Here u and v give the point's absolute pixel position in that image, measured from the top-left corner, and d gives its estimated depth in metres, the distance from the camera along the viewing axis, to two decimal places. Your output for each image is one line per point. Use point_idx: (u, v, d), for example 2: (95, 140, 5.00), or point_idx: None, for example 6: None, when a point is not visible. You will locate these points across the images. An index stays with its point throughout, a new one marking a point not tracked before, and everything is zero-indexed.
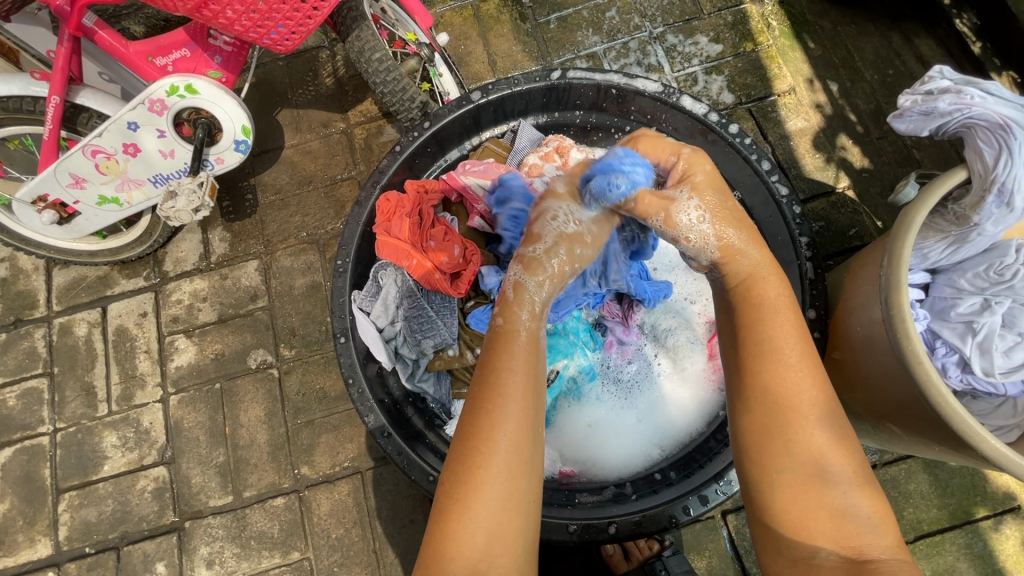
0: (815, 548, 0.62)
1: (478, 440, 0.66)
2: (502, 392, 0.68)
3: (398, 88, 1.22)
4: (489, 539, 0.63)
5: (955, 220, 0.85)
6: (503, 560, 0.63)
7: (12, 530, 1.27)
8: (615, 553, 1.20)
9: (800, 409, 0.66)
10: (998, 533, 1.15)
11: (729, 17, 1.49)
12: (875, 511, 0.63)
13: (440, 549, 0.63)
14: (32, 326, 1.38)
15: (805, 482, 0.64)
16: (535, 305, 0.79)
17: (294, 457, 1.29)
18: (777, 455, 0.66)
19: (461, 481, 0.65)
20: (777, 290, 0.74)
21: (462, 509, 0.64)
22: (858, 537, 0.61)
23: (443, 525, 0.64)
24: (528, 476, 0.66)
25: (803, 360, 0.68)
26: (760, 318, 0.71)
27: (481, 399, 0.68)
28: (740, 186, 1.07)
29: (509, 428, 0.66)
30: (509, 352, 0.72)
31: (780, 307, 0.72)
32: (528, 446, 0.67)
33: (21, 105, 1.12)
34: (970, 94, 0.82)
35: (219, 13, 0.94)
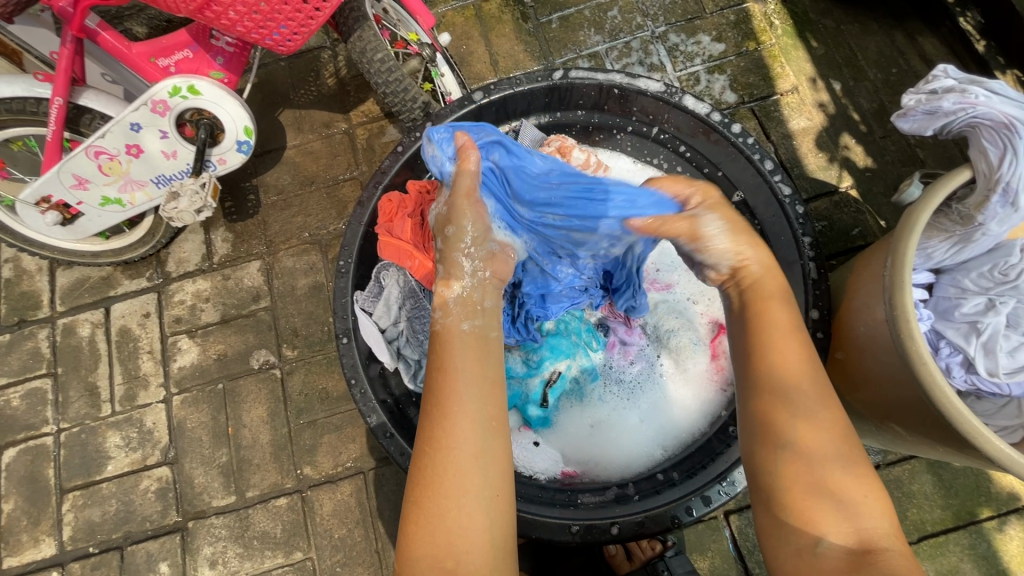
0: (815, 537, 0.61)
1: (428, 439, 0.67)
2: (447, 390, 0.69)
3: (400, 89, 1.22)
4: (460, 532, 0.63)
5: (960, 220, 0.85)
6: (471, 556, 0.62)
7: (16, 530, 1.28)
8: (618, 553, 1.21)
9: (784, 390, 0.67)
10: (1003, 533, 1.15)
11: (731, 16, 1.49)
12: (869, 494, 0.62)
13: (408, 552, 0.64)
14: (36, 327, 1.38)
15: (801, 467, 0.63)
16: (445, 301, 0.83)
17: (297, 457, 1.29)
18: (775, 440, 0.66)
19: (419, 481, 0.66)
20: (778, 287, 0.76)
21: (422, 509, 0.65)
22: (860, 523, 0.60)
23: (408, 527, 0.65)
24: (484, 467, 0.66)
25: (796, 345, 0.70)
26: (759, 309, 0.74)
27: (427, 399, 0.70)
28: (743, 186, 1.07)
29: (460, 420, 0.67)
30: (447, 348, 0.75)
31: (775, 301, 0.74)
32: (483, 436, 0.67)
33: (25, 106, 1.13)
34: (974, 93, 0.81)
35: (221, 15, 0.94)
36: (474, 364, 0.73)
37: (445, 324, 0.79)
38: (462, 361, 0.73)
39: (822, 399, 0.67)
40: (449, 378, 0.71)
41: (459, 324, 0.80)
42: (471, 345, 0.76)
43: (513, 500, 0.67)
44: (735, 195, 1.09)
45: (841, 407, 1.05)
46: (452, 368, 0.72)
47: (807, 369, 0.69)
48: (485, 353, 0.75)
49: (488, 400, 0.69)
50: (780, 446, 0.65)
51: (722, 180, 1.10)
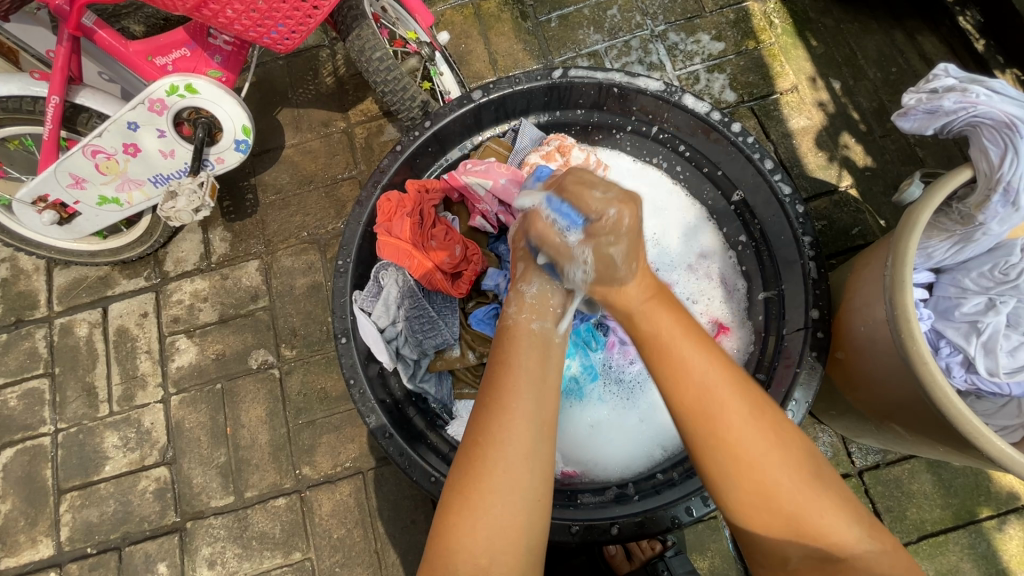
0: (786, 552, 0.64)
1: (483, 433, 0.67)
2: (507, 388, 0.69)
3: (399, 88, 1.22)
4: (496, 533, 0.63)
5: (960, 219, 0.85)
6: (504, 557, 0.62)
7: (13, 531, 1.27)
8: (617, 553, 1.21)
9: (712, 432, 0.65)
10: (1002, 533, 1.15)
11: (731, 15, 1.49)
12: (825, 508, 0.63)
13: (446, 544, 0.63)
14: (33, 327, 1.38)
15: (751, 491, 0.64)
16: (523, 299, 0.82)
17: (295, 457, 1.29)
18: (718, 470, 0.65)
19: (466, 472, 0.66)
20: (671, 323, 0.72)
21: (467, 500, 0.64)
22: (823, 535, 0.62)
23: (448, 517, 0.64)
24: (533, 469, 0.66)
25: (714, 377, 0.67)
26: (662, 349, 0.71)
27: (486, 394, 0.70)
28: (744, 186, 1.08)
29: (517, 420, 0.67)
30: (508, 346, 0.76)
31: (675, 339, 0.71)
32: (539, 439, 0.67)
33: (21, 105, 1.12)
34: (975, 92, 0.81)
35: (219, 13, 0.94)
36: (537, 366, 0.73)
37: (517, 320, 0.79)
38: (527, 362, 0.73)
39: (752, 429, 0.65)
40: (512, 377, 0.71)
41: (530, 324, 0.78)
42: (537, 346, 0.76)
43: (548, 508, 0.66)
44: (735, 193, 1.11)
45: (840, 407, 1.06)
46: (517, 368, 0.72)
47: (728, 400, 0.66)
48: (549, 357, 0.75)
49: (545, 405, 0.69)
50: (724, 476, 0.65)
51: (722, 179, 1.13)
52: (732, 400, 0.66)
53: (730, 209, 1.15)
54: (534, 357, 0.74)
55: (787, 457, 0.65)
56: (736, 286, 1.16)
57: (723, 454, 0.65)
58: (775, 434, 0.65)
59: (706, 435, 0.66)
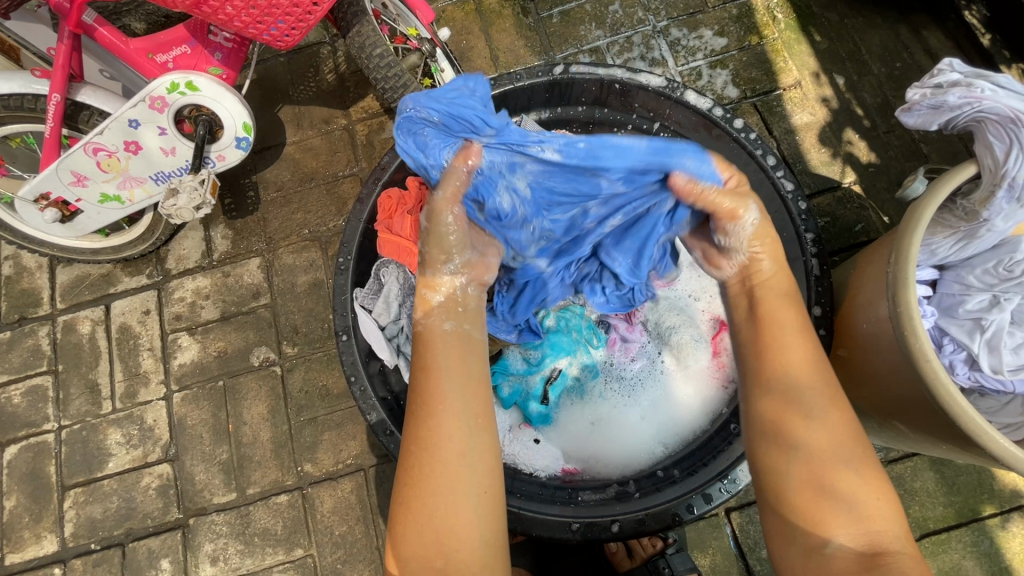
0: (828, 537, 0.60)
1: (414, 439, 0.66)
2: (433, 390, 0.67)
3: (399, 84, 1.20)
4: (441, 534, 0.62)
5: (964, 216, 0.84)
6: (460, 553, 0.62)
7: (17, 527, 1.28)
8: (618, 550, 1.20)
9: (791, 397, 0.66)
10: (1005, 531, 1.14)
11: (734, 10, 1.48)
12: (879, 494, 0.62)
13: (398, 551, 0.64)
14: (36, 324, 1.38)
15: (810, 475, 0.62)
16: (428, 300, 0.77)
17: (297, 454, 1.29)
18: (779, 454, 0.65)
19: (405, 481, 0.65)
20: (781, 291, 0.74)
21: (409, 507, 0.64)
22: (871, 524, 0.60)
23: (397, 526, 0.65)
24: (468, 467, 0.64)
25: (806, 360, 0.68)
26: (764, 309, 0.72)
27: (412, 402, 0.68)
28: (747, 181, 1.06)
29: (445, 423, 0.65)
30: (432, 347, 0.72)
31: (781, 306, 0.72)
32: (472, 437, 0.66)
33: (22, 102, 1.12)
34: (980, 87, 0.80)
35: (218, 9, 0.93)
36: (456, 363, 0.70)
37: (427, 324, 0.74)
38: (446, 362, 0.70)
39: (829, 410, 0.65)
40: (431, 379, 0.68)
41: (442, 324, 0.74)
42: (454, 345, 0.73)
43: (497, 493, 0.66)
44: None
45: None
46: (437, 368, 0.69)
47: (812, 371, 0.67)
48: (470, 352, 0.72)
49: (473, 400, 0.67)
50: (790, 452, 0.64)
51: None
52: (812, 387, 0.66)
53: None
54: (451, 355, 0.71)
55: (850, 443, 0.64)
56: None
57: (793, 439, 0.64)
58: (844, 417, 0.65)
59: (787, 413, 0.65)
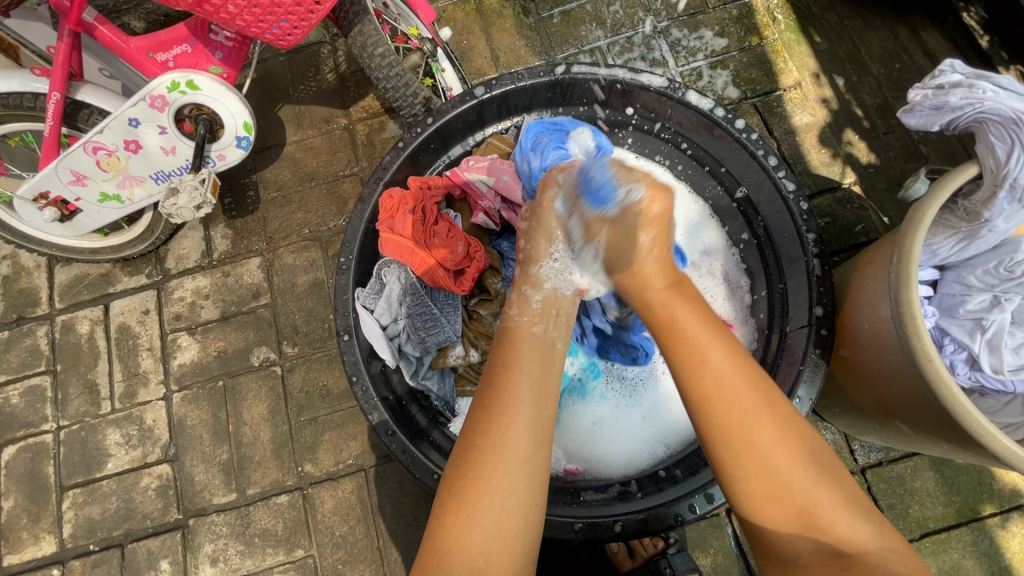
0: (797, 546, 0.62)
1: (478, 431, 0.67)
2: (508, 387, 0.69)
3: (401, 85, 1.21)
4: (489, 533, 0.62)
5: (966, 216, 0.84)
6: (499, 558, 0.62)
7: (16, 528, 1.27)
8: (619, 551, 1.21)
9: (733, 414, 0.64)
10: (1005, 530, 1.14)
11: (734, 11, 1.48)
12: (840, 505, 0.62)
13: (439, 540, 0.63)
14: (34, 324, 1.37)
15: (761, 484, 0.63)
16: (526, 301, 0.83)
17: (297, 455, 1.29)
18: (728, 463, 0.64)
19: (463, 473, 0.65)
20: (689, 314, 0.71)
21: (463, 499, 0.64)
22: (832, 533, 0.61)
23: (444, 515, 0.64)
24: (530, 473, 0.65)
25: (729, 372, 0.66)
26: (670, 334, 0.70)
27: (482, 396, 0.70)
28: (747, 181, 1.08)
29: (518, 423, 0.66)
30: (517, 348, 0.74)
31: (693, 329, 0.69)
32: (541, 446, 0.66)
33: (21, 101, 1.12)
34: (981, 88, 0.80)
35: (220, 8, 0.93)
36: (538, 368, 0.72)
37: (518, 321, 0.79)
38: (528, 364, 0.72)
39: (765, 419, 0.64)
40: (512, 379, 0.70)
41: (532, 327, 0.79)
42: (539, 349, 0.75)
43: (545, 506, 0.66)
44: (739, 190, 1.11)
45: (843, 403, 1.05)
46: (518, 368, 0.71)
47: (740, 390, 0.65)
48: (553, 360, 0.74)
49: (545, 408, 0.68)
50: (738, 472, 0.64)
51: (726, 175, 1.12)
52: (744, 406, 0.64)
53: (733, 207, 1.14)
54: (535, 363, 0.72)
55: (797, 458, 0.63)
56: (739, 283, 1.16)
57: (736, 454, 0.64)
58: (787, 425, 0.65)
59: (720, 430, 0.64)
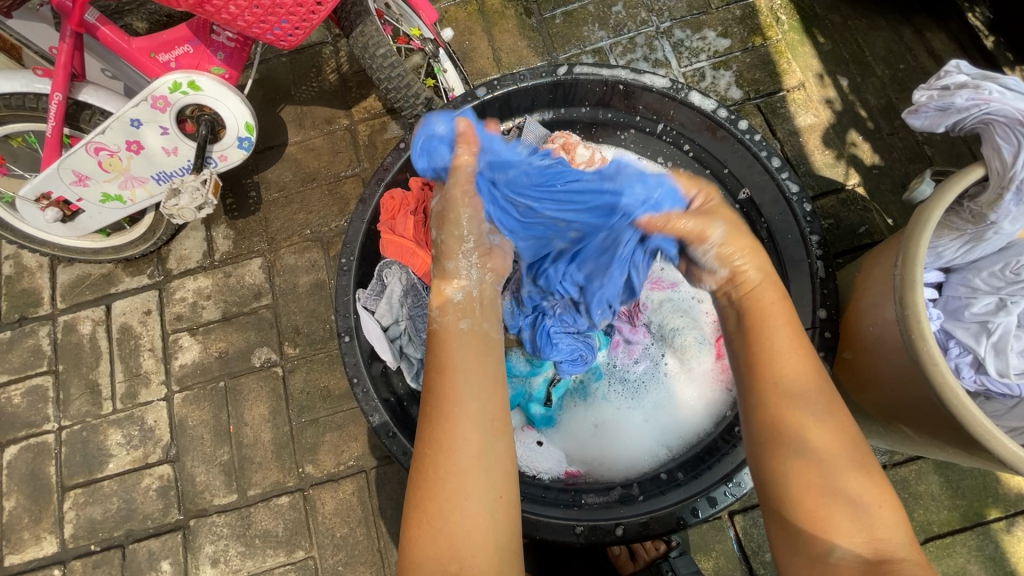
0: (830, 546, 0.60)
1: (429, 441, 0.66)
2: (449, 388, 0.68)
3: (403, 85, 1.21)
4: (457, 538, 0.61)
5: (971, 218, 0.84)
6: (476, 559, 0.61)
7: (17, 528, 1.27)
8: (621, 553, 1.20)
9: (792, 398, 0.66)
10: (1011, 535, 1.13)
11: (737, 11, 1.47)
12: (879, 499, 0.62)
13: (412, 549, 0.63)
14: (36, 324, 1.38)
15: (811, 478, 0.62)
16: (450, 302, 0.83)
17: (298, 456, 1.28)
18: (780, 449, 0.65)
19: (420, 483, 0.65)
20: (774, 298, 0.75)
21: (423, 510, 0.63)
22: (875, 532, 0.60)
23: (410, 529, 0.64)
24: (485, 468, 0.65)
25: (800, 359, 0.69)
26: (754, 313, 0.74)
27: (426, 405, 0.69)
28: (750, 182, 1.06)
29: (463, 417, 0.66)
30: (449, 350, 0.74)
31: (775, 313, 0.73)
32: (488, 438, 0.67)
33: (24, 102, 1.12)
34: (988, 89, 0.79)
35: (222, 9, 0.93)
36: (475, 366, 0.72)
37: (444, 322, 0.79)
38: (464, 363, 0.72)
39: (823, 411, 0.65)
40: (449, 379, 0.69)
41: (459, 324, 0.79)
42: (470, 347, 0.75)
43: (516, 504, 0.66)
44: (742, 191, 1.08)
45: (847, 406, 1.04)
46: (454, 369, 0.71)
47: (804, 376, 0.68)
48: (486, 353, 0.75)
49: (488, 403, 0.69)
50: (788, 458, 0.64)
51: (728, 177, 1.09)
52: (806, 394, 0.66)
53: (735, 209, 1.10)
54: (471, 360, 0.73)
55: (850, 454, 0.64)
56: None
57: (791, 435, 0.65)
58: (841, 420, 0.66)
59: (781, 413, 0.66)
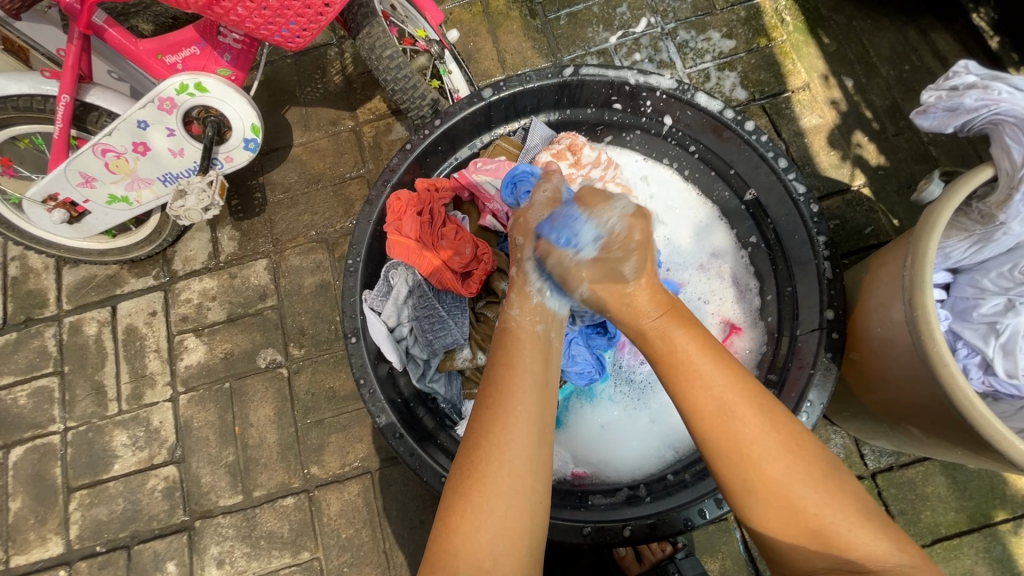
0: (815, 568, 0.60)
1: (485, 432, 0.65)
2: (511, 388, 0.68)
3: (409, 86, 1.21)
4: (496, 536, 0.61)
5: (980, 219, 0.84)
6: (506, 559, 0.61)
7: (23, 528, 1.27)
8: (627, 555, 1.21)
9: (734, 436, 0.64)
10: (1018, 537, 1.13)
11: (742, 12, 1.47)
12: (855, 519, 0.60)
13: (445, 542, 0.62)
14: (42, 326, 1.38)
15: (775, 510, 0.62)
16: (527, 300, 0.81)
17: (303, 456, 1.28)
18: (741, 491, 0.63)
19: (468, 474, 0.64)
20: (686, 340, 0.70)
21: (467, 501, 0.63)
22: (853, 550, 0.59)
23: (449, 518, 0.63)
24: (536, 474, 0.64)
25: (731, 398, 0.65)
26: (668, 359, 0.70)
27: (486, 395, 0.68)
28: (757, 182, 1.06)
29: (522, 422, 0.66)
30: (514, 346, 0.73)
31: (692, 356, 0.69)
32: (542, 443, 0.66)
33: (32, 103, 1.12)
34: (998, 89, 0.79)
35: (230, 11, 0.93)
36: (541, 369, 0.71)
37: (519, 321, 0.77)
38: (531, 364, 0.71)
39: (773, 444, 0.63)
40: (512, 377, 0.69)
41: (534, 326, 0.77)
42: (540, 349, 0.73)
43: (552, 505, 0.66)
44: (748, 192, 1.10)
45: (854, 407, 1.04)
46: (520, 368, 0.70)
47: (745, 416, 0.65)
48: (550, 361, 0.73)
49: (547, 409, 0.68)
50: (748, 498, 0.63)
51: (735, 178, 1.11)
52: (748, 426, 0.64)
53: (741, 209, 1.13)
54: (535, 362, 0.71)
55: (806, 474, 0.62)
56: (749, 285, 1.15)
57: (743, 478, 0.63)
58: (794, 443, 0.64)
59: (730, 458, 0.63)
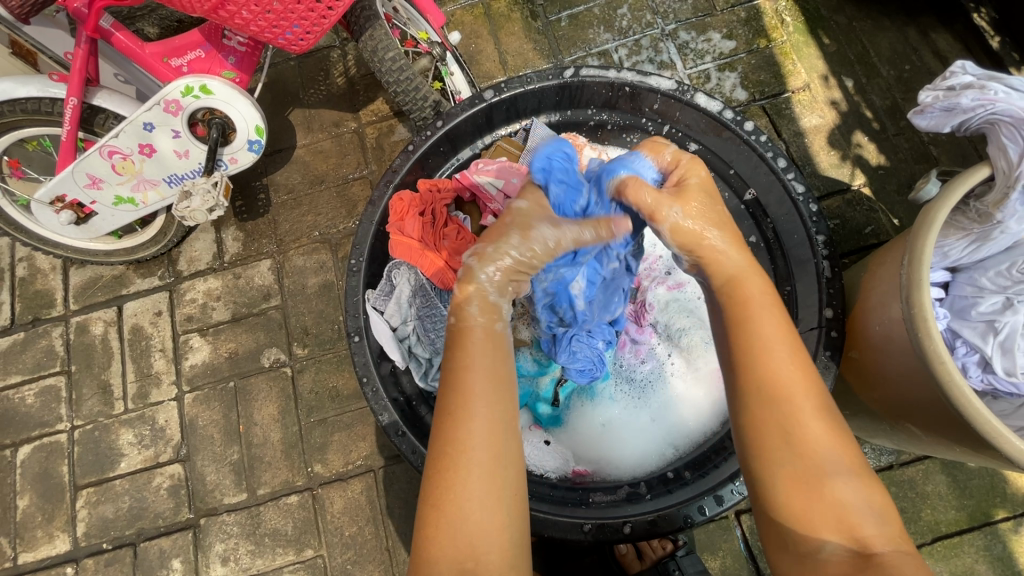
0: (818, 542, 0.60)
1: (448, 440, 0.65)
2: (467, 389, 0.67)
3: (411, 88, 1.22)
4: (472, 536, 0.62)
5: (977, 217, 0.84)
6: (491, 555, 0.62)
7: (31, 526, 1.29)
8: (627, 552, 1.21)
9: (785, 390, 0.64)
10: (1018, 535, 1.13)
11: (742, 13, 1.48)
12: (872, 499, 0.61)
13: (426, 549, 0.63)
14: (50, 325, 1.39)
15: (798, 476, 0.62)
16: (484, 296, 0.77)
17: (307, 455, 1.30)
18: (770, 451, 0.64)
19: (437, 483, 0.64)
20: (760, 290, 0.71)
21: (440, 509, 0.63)
22: (862, 529, 0.59)
23: (425, 528, 0.64)
24: (502, 469, 0.65)
25: (787, 352, 0.66)
26: (737, 300, 0.71)
27: (442, 400, 0.68)
28: (756, 183, 1.07)
29: (480, 419, 0.66)
30: (466, 345, 0.72)
31: (763, 305, 0.70)
32: (504, 437, 0.66)
33: (40, 106, 1.14)
34: (993, 89, 0.80)
35: (235, 14, 0.95)
36: (495, 364, 0.71)
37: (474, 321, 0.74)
38: (484, 360, 0.71)
39: (816, 405, 0.64)
40: (465, 378, 0.68)
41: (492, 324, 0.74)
42: (492, 343, 0.73)
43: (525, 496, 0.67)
44: (748, 192, 1.10)
45: (854, 406, 1.05)
46: (474, 368, 0.69)
47: (796, 373, 0.65)
48: (502, 350, 0.73)
49: (504, 401, 0.68)
50: (775, 458, 0.63)
51: (735, 178, 1.11)
52: (798, 383, 0.65)
53: (741, 209, 1.12)
54: (487, 354, 0.71)
55: (840, 443, 0.63)
56: None
57: (781, 435, 0.63)
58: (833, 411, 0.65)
59: (772, 411, 0.64)
